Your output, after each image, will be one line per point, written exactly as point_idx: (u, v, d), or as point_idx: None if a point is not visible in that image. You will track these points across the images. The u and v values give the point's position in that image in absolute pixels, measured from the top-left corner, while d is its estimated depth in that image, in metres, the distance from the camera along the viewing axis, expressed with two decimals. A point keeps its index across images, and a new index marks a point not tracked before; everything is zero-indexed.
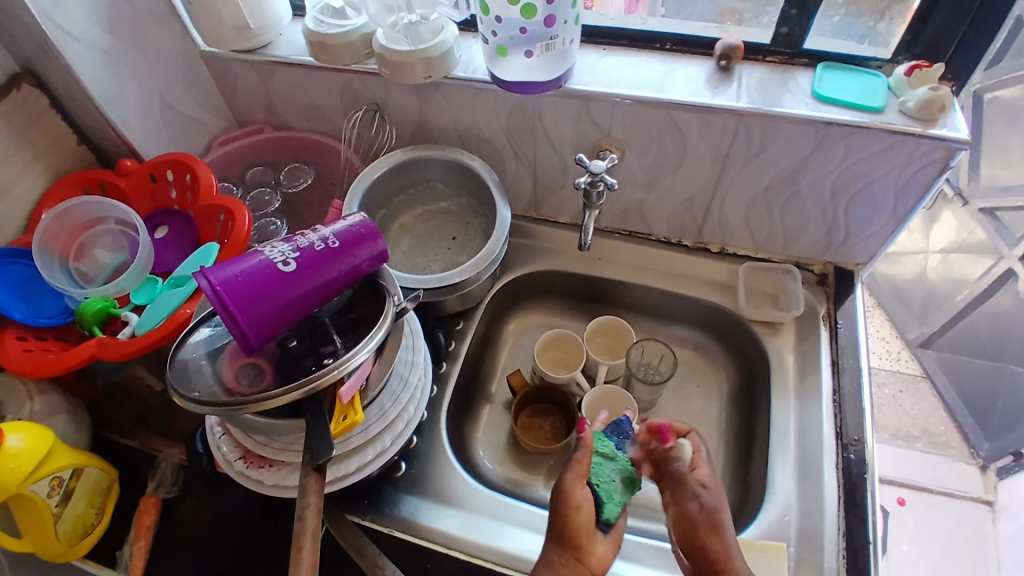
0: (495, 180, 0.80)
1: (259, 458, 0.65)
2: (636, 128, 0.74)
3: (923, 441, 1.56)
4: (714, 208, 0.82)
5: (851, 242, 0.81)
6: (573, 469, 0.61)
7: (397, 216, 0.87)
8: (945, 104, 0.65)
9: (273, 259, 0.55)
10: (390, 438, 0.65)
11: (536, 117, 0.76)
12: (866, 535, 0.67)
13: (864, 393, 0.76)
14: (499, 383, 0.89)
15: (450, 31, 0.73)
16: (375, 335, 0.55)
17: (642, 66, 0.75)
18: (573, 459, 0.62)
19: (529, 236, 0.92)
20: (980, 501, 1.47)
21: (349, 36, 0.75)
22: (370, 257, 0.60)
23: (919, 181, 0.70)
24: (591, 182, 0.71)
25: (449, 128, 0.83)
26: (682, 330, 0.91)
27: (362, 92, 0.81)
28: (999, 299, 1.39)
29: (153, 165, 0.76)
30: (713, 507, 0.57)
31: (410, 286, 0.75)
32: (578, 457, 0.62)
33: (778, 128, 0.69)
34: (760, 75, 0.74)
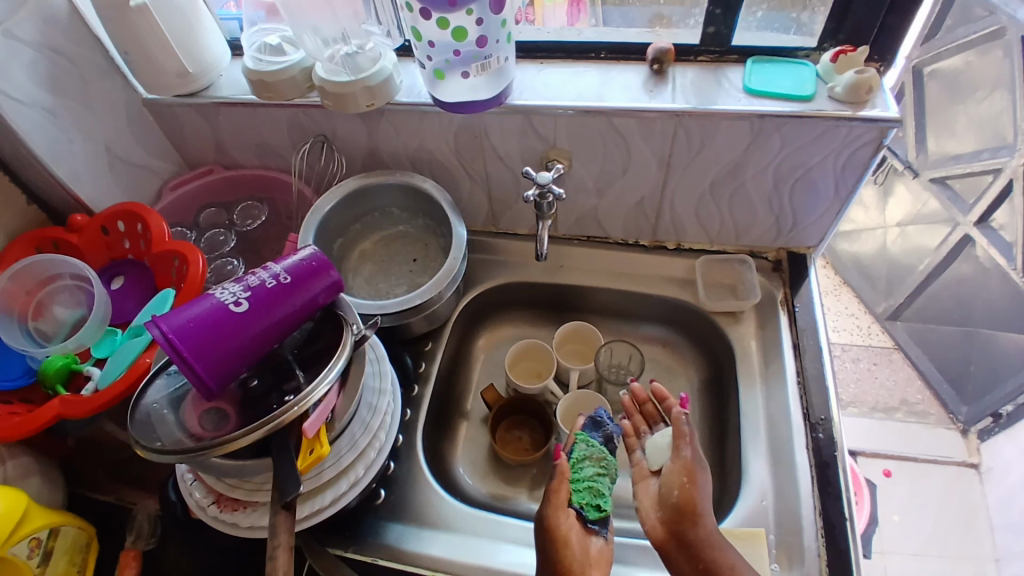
0: (448, 201, 0.80)
1: (233, 501, 0.64)
2: (581, 138, 0.76)
3: (902, 411, 1.59)
4: (666, 207, 0.83)
5: (800, 227, 0.83)
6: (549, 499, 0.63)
7: (357, 242, 0.88)
8: (873, 86, 0.68)
9: (225, 301, 0.55)
10: (363, 467, 0.64)
11: (483, 134, 0.78)
12: (842, 511, 0.68)
13: (827, 371, 0.78)
14: (474, 399, 0.89)
15: (388, 58, 0.75)
16: (334, 365, 0.55)
17: (579, 76, 0.77)
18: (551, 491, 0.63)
19: (489, 250, 0.93)
20: (965, 464, 1.49)
21: (288, 72, 0.75)
22: (325, 288, 0.60)
23: (857, 162, 0.72)
24: (539, 193, 0.73)
25: (400, 153, 0.83)
26: (650, 328, 0.92)
27: (309, 125, 0.82)
28: (961, 265, 1.43)
29: (104, 217, 0.76)
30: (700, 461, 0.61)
31: (369, 312, 0.74)
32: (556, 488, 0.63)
33: (715, 125, 0.71)
34: (693, 75, 0.76)
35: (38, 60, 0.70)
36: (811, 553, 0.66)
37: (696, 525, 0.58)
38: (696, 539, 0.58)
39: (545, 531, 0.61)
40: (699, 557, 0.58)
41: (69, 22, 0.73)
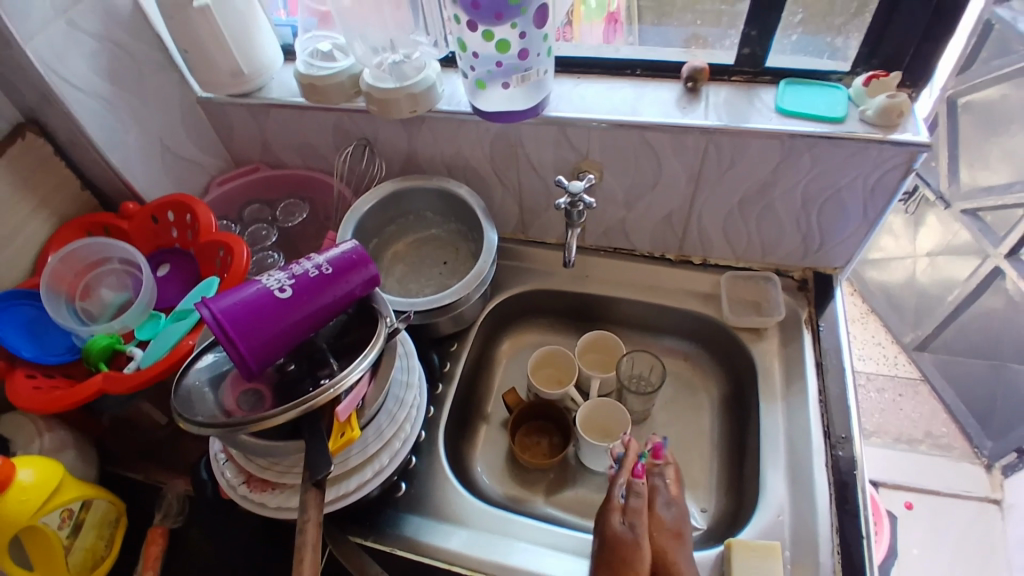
0: (480, 206, 0.83)
1: (263, 482, 0.67)
2: (614, 150, 0.78)
3: (926, 443, 1.56)
4: (693, 222, 0.85)
5: (828, 248, 0.83)
6: (635, 517, 0.64)
7: (390, 244, 0.91)
8: (904, 110, 0.69)
9: (270, 287, 0.57)
10: (388, 456, 0.66)
11: (518, 144, 0.80)
12: (859, 530, 0.68)
13: (849, 392, 0.78)
14: (494, 403, 0.91)
15: (432, 68, 0.78)
16: (367, 354, 0.57)
17: (614, 91, 0.79)
18: (631, 510, 0.65)
19: (517, 257, 0.95)
20: (988, 500, 1.46)
21: (337, 78, 0.79)
22: (363, 281, 0.62)
23: (886, 185, 0.73)
24: (570, 202, 0.75)
25: (437, 158, 0.86)
26: (674, 342, 0.93)
27: (353, 129, 0.85)
28: (990, 298, 1.41)
29: (153, 207, 0.80)
30: (679, 520, 0.66)
31: (402, 308, 0.77)
32: (639, 508, 0.65)
33: (746, 142, 0.73)
34: (726, 94, 0.77)
35: (99, 52, 0.75)
36: (826, 570, 0.66)
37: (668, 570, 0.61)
38: None
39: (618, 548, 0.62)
40: None
41: (132, 23, 0.78)
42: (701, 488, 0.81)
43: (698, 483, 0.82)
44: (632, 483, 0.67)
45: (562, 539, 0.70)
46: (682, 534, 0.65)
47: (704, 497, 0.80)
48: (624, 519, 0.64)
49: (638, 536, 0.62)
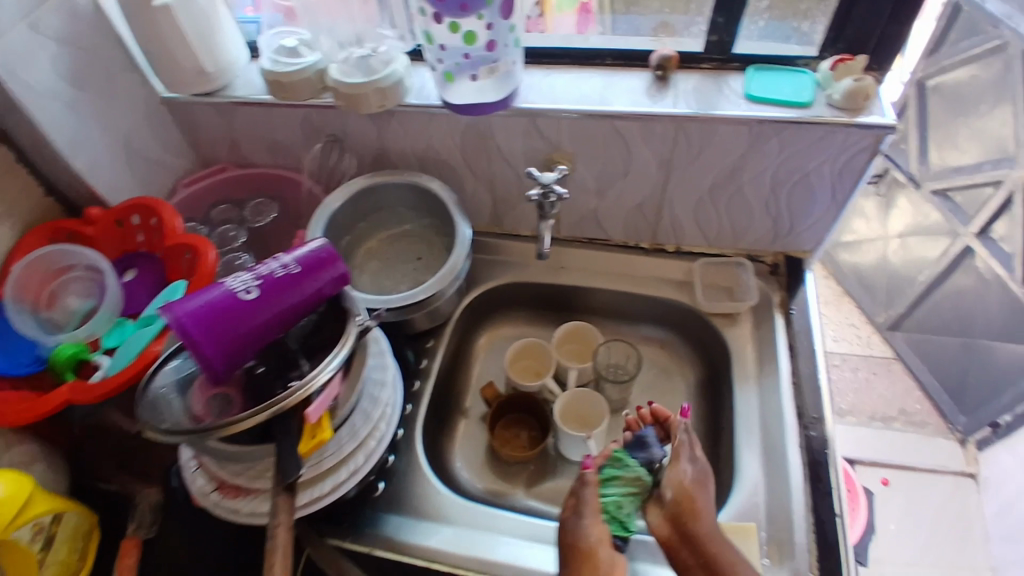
0: (452, 200, 0.82)
1: (235, 488, 0.66)
2: (584, 140, 0.77)
3: (900, 420, 1.59)
4: (665, 210, 0.85)
5: (798, 231, 0.84)
6: (586, 512, 0.63)
7: (363, 240, 0.90)
8: (870, 94, 0.69)
9: (236, 289, 0.56)
10: (364, 456, 0.66)
11: (489, 136, 0.80)
12: (832, 507, 0.69)
13: (820, 372, 0.79)
14: (473, 397, 0.91)
15: (400, 62, 0.76)
16: (337, 354, 0.57)
17: (584, 81, 0.79)
18: (579, 503, 0.64)
19: (491, 250, 0.94)
20: (964, 474, 1.49)
21: (303, 73, 0.77)
22: (332, 280, 0.62)
23: (853, 168, 0.74)
24: (542, 194, 0.75)
25: (407, 152, 0.85)
26: (650, 329, 0.93)
27: (321, 124, 0.84)
28: (961, 276, 1.44)
29: (119, 210, 0.79)
30: (702, 473, 0.68)
31: (375, 306, 0.75)
32: (584, 500, 0.64)
33: (714, 129, 0.73)
34: (696, 82, 0.77)
35: (62, 55, 0.73)
36: (801, 548, 0.67)
37: (696, 522, 0.63)
38: (697, 535, 0.62)
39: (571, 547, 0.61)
40: (702, 551, 0.61)
41: (94, 22, 0.76)
42: None
43: None
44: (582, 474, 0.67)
45: (541, 530, 0.71)
46: (706, 485, 0.67)
47: None
48: (573, 515, 0.64)
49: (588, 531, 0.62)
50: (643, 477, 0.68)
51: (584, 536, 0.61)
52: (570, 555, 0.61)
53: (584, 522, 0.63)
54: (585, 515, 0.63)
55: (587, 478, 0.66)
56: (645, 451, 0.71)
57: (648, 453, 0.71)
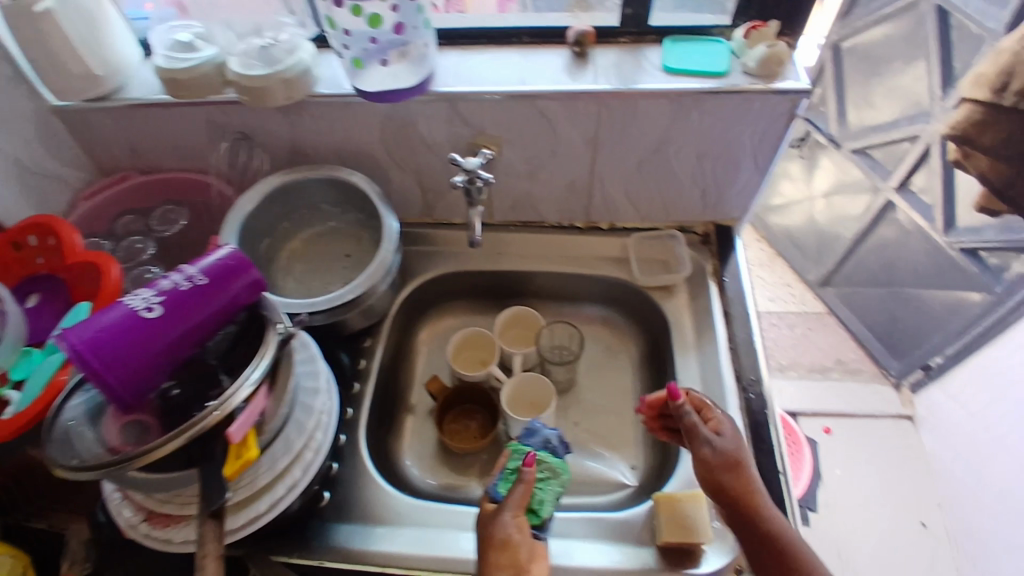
0: (376, 192, 0.79)
1: (164, 517, 0.63)
2: (507, 122, 0.76)
3: (837, 370, 1.67)
4: (596, 187, 0.85)
5: (725, 199, 0.85)
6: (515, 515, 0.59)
7: (285, 242, 0.86)
8: (783, 59, 0.70)
9: (136, 308, 0.52)
10: (300, 469, 0.63)
11: (409, 124, 0.77)
12: (775, 466, 0.71)
13: (755, 335, 0.80)
14: (418, 392, 0.89)
15: (305, 50, 0.72)
16: (257, 365, 0.54)
17: (502, 62, 0.76)
18: (514, 502, 0.60)
19: (424, 241, 0.92)
20: (901, 416, 1.58)
21: (201, 68, 0.73)
22: (245, 288, 0.58)
23: (773, 134, 0.75)
24: (468, 179, 0.72)
25: (323, 146, 0.81)
26: (591, 307, 0.93)
27: (227, 122, 0.79)
28: (884, 229, 1.51)
29: (15, 231, 0.73)
30: (724, 448, 0.64)
31: (296, 310, 0.72)
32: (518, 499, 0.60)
33: (636, 103, 0.72)
34: (615, 57, 0.76)
35: None
36: None
37: (752, 510, 0.62)
38: (755, 521, 0.61)
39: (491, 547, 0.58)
40: (764, 538, 0.61)
41: None
42: (628, 446, 0.83)
43: (625, 443, 0.83)
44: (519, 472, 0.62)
45: None
46: (737, 461, 0.64)
47: (633, 454, 0.82)
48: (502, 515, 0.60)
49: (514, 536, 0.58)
50: (547, 459, 0.67)
51: (501, 531, 0.58)
52: (486, 552, 0.57)
53: (509, 527, 0.58)
54: (504, 509, 0.60)
55: (527, 477, 0.61)
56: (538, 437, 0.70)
57: (542, 436, 0.70)
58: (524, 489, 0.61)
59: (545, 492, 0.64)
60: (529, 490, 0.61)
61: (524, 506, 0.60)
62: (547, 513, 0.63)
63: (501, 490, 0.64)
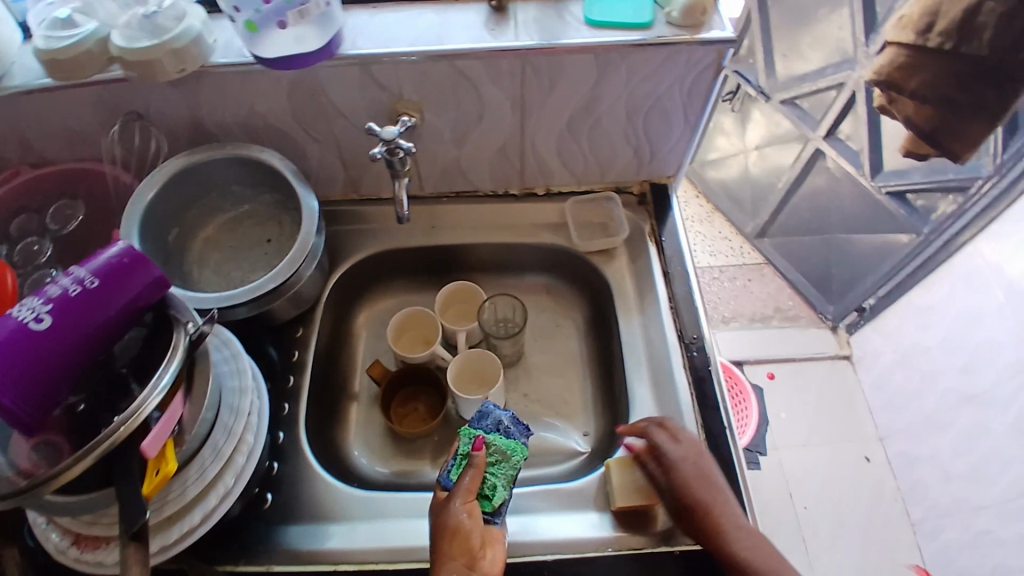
0: (292, 170, 0.74)
1: (94, 538, 0.58)
2: (427, 85, 0.71)
3: (777, 318, 1.72)
4: (528, 150, 0.82)
5: (658, 156, 0.84)
6: (466, 501, 0.59)
7: (197, 230, 0.80)
8: (706, 8, 0.68)
9: (22, 320, 0.47)
10: (232, 476, 0.59)
11: (321, 92, 0.71)
12: (721, 421, 0.72)
13: (695, 292, 0.80)
14: (361, 378, 0.85)
15: (194, 16, 0.66)
16: (166, 370, 0.49)
17: (415, 19, 0.71)
18: (465, 490, 0.59)
19: (353, 219, 0.87)
20: (839, 357, 1.65)
21: (82, 45, 0.65)
22: (146, 287, 0.52)
23: (701, 86, 0.74)
24: (388, 150, 0.68)
25: (228, 122, 0.75)
26: (533, 277, 0.91)
27: (116, 102, 0.71)
28: (815, 177, 1.55)
29: None
30: (681, 488, 0.63)
31: (207, 306, 0.67)
32: (468, 486, 0.59)
33: (560, 61, 0.69)
34: (535, 10, 0.73)
35: None
36: None
37: (726, 544, 0.60)
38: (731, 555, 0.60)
39: (446, 534, 0.57)
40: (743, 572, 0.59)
41: None
42: (579, 413, 0.83)
43: (576, 411, 0.83)
44: (470, 457, 0.61)
45: None
46: (697, 498, 0.62)
47: (584, 421, 0.82)
48: (452, 503, 0.59)
49: (464, 520, 0.57)
50: (496, 442, 0.63)
51: (452, 518, 0.58)
52: (438, 539, 0.57)
53: (460, 511, 0.58)
54: (454, 496, 0.59)
55: (477, 461, 0.60)
56: (488, 418, 0.66)
57: (494, 418, 0.65)
58: (474, 475, 0.60)
59: (498, 477, 0.61)
60: (480, 475, 0.60)
61: (475, 492, 0.59)
62: (502, 498, 0.61)
63: (452, 477, 0.62)
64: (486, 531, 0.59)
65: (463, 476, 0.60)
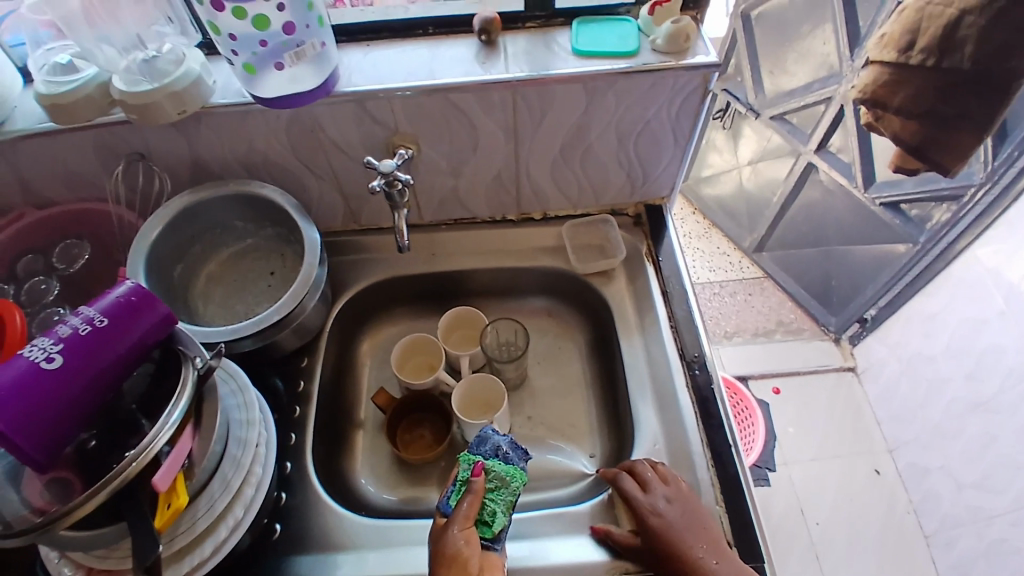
0: (293, 204, 0.75)
1: (106, 572, 0.59)
2: (422, 119, 0.73)
3: (780, 331, 1.72)
4: (523, 177, 0.83)
5: (651, 178, 0.86)
6: (463, 528, 0.59)
7: (202, 265, 0.81)
8: (689, 34, 0.70)
9: (33, 360, 0.48)
10: (242, 508, 0.59)
11: (319, 128, 0.73)
12: (726, 440, 0.72)
13: (694, 310, 0.81)
14: (366, 407, 0.86)
15: (194, 59, 0.68)
16: (176, 406, 0.50)
17: (408, 55, 0.74)
18: (462, 516, 0.59)
19: (353, 250, 0.89)
20: (844, 369, 1.65)
21: (83, 89, 0.67)
22: (153, 325, 0.53)
23: (688, 110, 0.76)
24: (386, 182, 0.70)
25: (230, 160, 0.77)
26: (533, 300, 0.93)
27: (119, 144, 0.74)
28: (809, 191, 1.57)
29: None
30: (657, 540, 0.62)
31: (214, 340, 0.68)
32: (466, 512, 0.59)
33: (550, 91, 0.71)
34: (524, 42, 0.75)
35: None
36: (705, 484, 0.69)
37: None
38: None
39: (444, 560, 0.57)
40: None
41: None
42: (584, 435, 0.83)
43: (581, 432, 0.83)
44: (469, 483, 0.62)
45: None
46: (674, 547, 0.61)
47: (589, 442, 0.82)
48: (450, 530, 0.59)
49: (461, 547, 0.57)
50: (495, 468, 0.63)
51: (450, 544, 0.58)
52: (437, 568, 0.57)
53: (457, 537, 0.58)
54: (451, 524, 0.59)
55: (475, 487, 0.60)
56: (489, 443, 0.66)
57: (493, 443, 0.66)
58: (472, 500, 0.60)
59: (497, 503, 0.61)
60: (479, 500, 0.61)
61: (473, 518, 0.60)
62: (501, 524, 0.61)
63: (452, 502, 0.62)
64: (485, 557, 0.60)
65: (461, 501, 0.61)
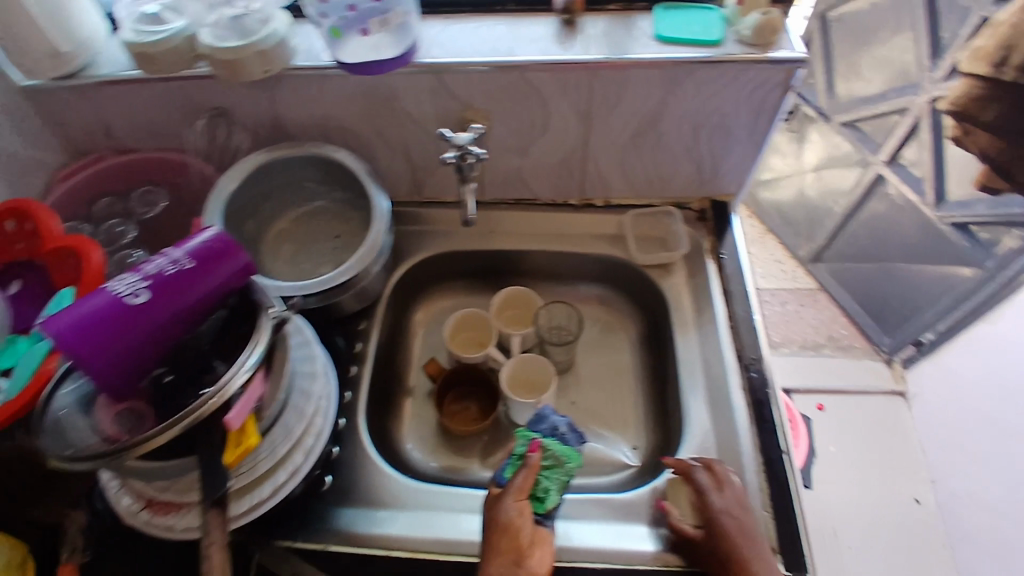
0: (362, 168, 0.77)
1: (165, 504, 0.61)
2: (498, 96, 0.74)
3: (829, 346, 1.68)
4: (590, 162, 0.83)
5: (720, 174, 0.84)
6: (518, 499, 0.59)
7: (271, 223, 0.84)
8: (777, 28, 0.68)
9: (121, 294, 0.50)
10: (301, 454, 0.62)
11: (394, 98, 0.74)
12: (778, 444, 0.71)
13: (755, 312, 0.80)
14: (416, 375, 0.87)
15: (280, 20, 0.69)
16: (252, 352, 0.51)
17: (484, 32, 0.74)
18: (517, 489, 0.60)
19: (414, 220, 0.90)
20: (894, 392, 1.59)
21: (171, 41, 0.69)
22: (233, 272, 0.55)
23: (768, 106, 0.74)
24: (459, 155, 0.70)
25: (305, 122, 0.79)
26: (587, 287, 0.92)
27: (201, 99, 0.76)
28: (875, 204, 1.52)
29: None
30: (715, 540, 0.61)
31: (289, 293, 0.70)
32: (521, 485, 0.60)
33: (627, 76, 0.71)
34: (605, 24, 0.74)
35: None
36: (753, 486, 0.68)
37: None
38: None
39: (497, 529, 0.58)
40: None
41: None
42: (630, 426, 0.82)
43: (627, 422, 0.83)
44: (524, 458, 0.62)
45: None
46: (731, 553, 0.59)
47: (634, 433, 0.82)
48: (505, 500, 0.59)
49: (515, 517, 0.58)
50: (552, 447, 0.64)
51: (503, 514, 0.58)
52: (490, 535, 0.57)
53: (510, 507, 0.59)
54: (506, 494, 0.60)
55: (530, 462, 0.61)
56: (544, 423, 0.67)
57: (550, 423, 0.67)
58: (527, 475, 0.60)
59: (550, 480, 0.62)
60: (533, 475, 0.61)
61: (527, 491, 0.60)
62: (553, 502, 0.62)
63: (507, 474, 0.62)
64: (537, 530, 0.60)
65: (516, 475, 0.61)
